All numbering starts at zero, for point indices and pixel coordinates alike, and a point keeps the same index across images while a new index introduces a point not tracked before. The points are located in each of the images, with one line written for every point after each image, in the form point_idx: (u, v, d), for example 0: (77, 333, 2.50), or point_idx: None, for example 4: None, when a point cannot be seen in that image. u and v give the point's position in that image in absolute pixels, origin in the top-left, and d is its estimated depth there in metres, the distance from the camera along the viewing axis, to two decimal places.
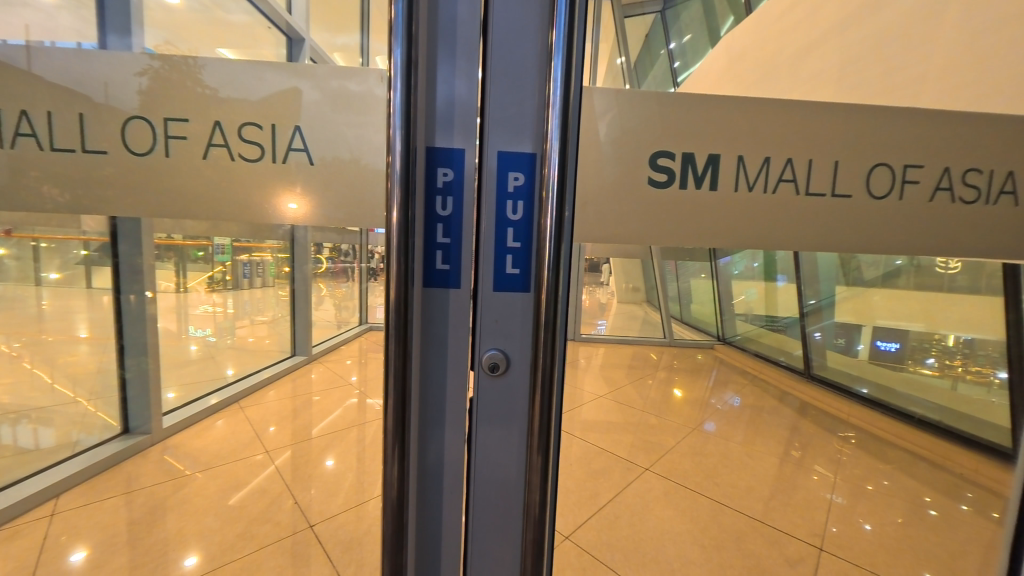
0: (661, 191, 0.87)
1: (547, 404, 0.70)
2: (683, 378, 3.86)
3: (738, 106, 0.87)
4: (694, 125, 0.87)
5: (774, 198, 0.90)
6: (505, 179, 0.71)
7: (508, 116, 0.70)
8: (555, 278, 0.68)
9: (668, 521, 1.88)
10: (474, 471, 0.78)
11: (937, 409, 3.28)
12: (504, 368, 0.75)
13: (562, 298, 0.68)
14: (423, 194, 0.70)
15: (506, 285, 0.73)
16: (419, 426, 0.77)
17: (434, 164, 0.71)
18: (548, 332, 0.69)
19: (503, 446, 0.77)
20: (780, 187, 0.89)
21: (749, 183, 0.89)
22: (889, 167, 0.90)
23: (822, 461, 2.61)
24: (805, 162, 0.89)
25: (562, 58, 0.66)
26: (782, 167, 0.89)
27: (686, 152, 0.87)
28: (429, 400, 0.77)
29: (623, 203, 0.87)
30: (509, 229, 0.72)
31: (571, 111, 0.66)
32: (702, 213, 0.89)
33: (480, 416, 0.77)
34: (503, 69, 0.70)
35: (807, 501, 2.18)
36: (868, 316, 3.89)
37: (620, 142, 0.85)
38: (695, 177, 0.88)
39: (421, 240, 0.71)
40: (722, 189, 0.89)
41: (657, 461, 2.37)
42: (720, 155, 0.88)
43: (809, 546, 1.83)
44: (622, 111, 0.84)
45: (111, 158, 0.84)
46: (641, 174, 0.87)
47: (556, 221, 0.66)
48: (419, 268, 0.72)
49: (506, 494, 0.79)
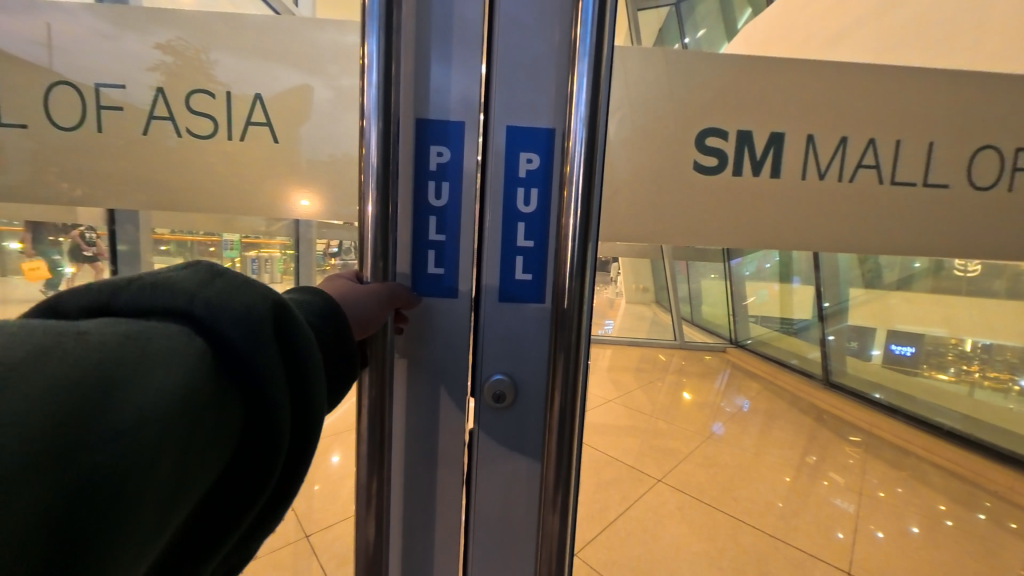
0: (712, 177, 0.81)
1: (566, 435, 0.63)
2: (692, 380, 3.79)
3: (791, 94, 0.80)
4: (749, 110, 0.80)
5: (853, 185, 0.83)
6: (517, 162, 0.65)
7: (519, 108, 0.64)
8: (578, 287, 0.61)
9: (681, 538, 1.82)
10: (478, 495, 0.72)
11: (955, 418, 3.15)
12: (511, 385, 0.68)
13: (586, 311, 0.62)
14: (413, 179, 0.65)
15: (517, 292, 0.67)
16: (409, 458, 0.71)
17: (428, 145, 0.65)
18: (567, 353, 0.62)
19: (511, 474, 0.71)
20: (859, 174, 0.83)
21: (821, 169, 0.82)
22: (998, 150, 0.84)
23: (837, 468, 2.53)
24: (893, 143, 0.82)
25: (590, 49, 0.58)
26: (864, 150, 0.82)
27: (742, 130, 0.80)
28: (420, 429, 0.71)
29: (649, 198, 0.81)
30: (520, 224, 0.66)
31: (601, 109, 0.59)
32: (763, 204, 0.83)
33: (482, 442, 0.70)
34: (510, 62, 0.64)
35: (824, 513, 2.10)
36: (885, 319, 3.76)
37: (641, 135, 0.79)
38: (753, 161, 0.81)
39: (411, 235, 0.66)
40: (784, 176, 0.82)
41: (669, 471, 2.30)
42: (785, 134, 0.81)
43: (831, 567, 1.74)
44: (644, 99, 0.78)
45: (29, 132, 0.77)
46: (688, 157, 0.81)
47: (581, 221, 0.59)
48: (408, 269, 0.66)
49: (513, 521, 0.73)
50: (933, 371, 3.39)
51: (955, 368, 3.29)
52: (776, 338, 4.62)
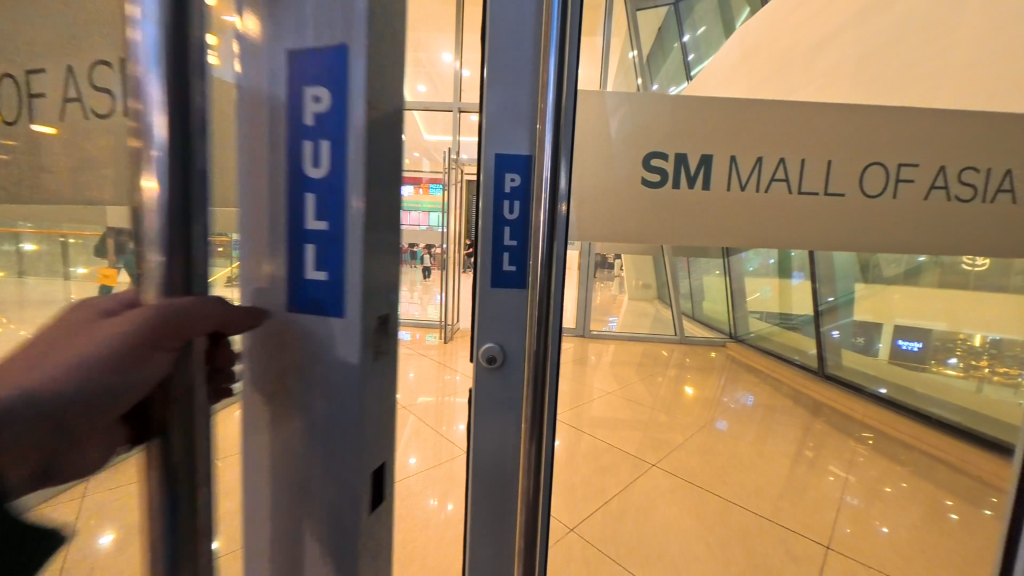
0: (653, 192, 0.88)
1: (539, 403, 0.69)
2: (693, 375, 3.84)
3: (720, 122, 0.87)
4: (724, 122, 0.87)
5: (766, 198, 0.89)
6: (503, 179, 0.73)
7: (506, 117, 0.72)
8: (546, 276, 0.69)
9: (673, 518, 1.88)
10: (471, 456, 0.81)
11: (956, 412, 3.14)
12: (499, 356, 0.76)
13: (556, 298, 0.69)
14: (286, 142, 0.49)
15: (504, 281, 0.75)
16: (290, 509, 0.54)
17: (298, 95, 0.49)
18: (540, 330, 0.70)
19: (500, 437, 0.79)
20: (772, 187, 0.89)
21: (741, 183, 0.89)
22: (882, 168, 0.89)
23: (836, 462, 2.57)
24: (797, 163, 0.89)
25: (556, 58, 0.64)
26: (775, 167, 0.89)
27: (679, 154, 0.87)
28: (302, 471, 0.53)
29: (627, 200, 0.88)
30: (507, 227, 0.74)
31: (565, 115, 0.66)
32: (712, 216, 0.90)
33: (476, 407, 0.79)
34: (499, 75, 0.72)
35: (819, 501, 2.15)
36: (887, 315, 3.83)
37: (631, 138, 0.86)
38: (688, 177, 0.87)
39: (287, 216, 0.50)
40: (714, 190, 0.88)
41: (665, 458, 2.38)
42: (712, 157, 0.88)
43: (817, 544, 1.82)
44: (640, 105, 0.85)
45: None
46: (635, 175, 0.87)
47: (550, 217, 0.67)
48: (285, 262, 0.51)
49: (502, 480, 0.81)
50: (939, 366, 3.42)
51: (962, 363, 3.30)
52: (775, 333, 4.71)
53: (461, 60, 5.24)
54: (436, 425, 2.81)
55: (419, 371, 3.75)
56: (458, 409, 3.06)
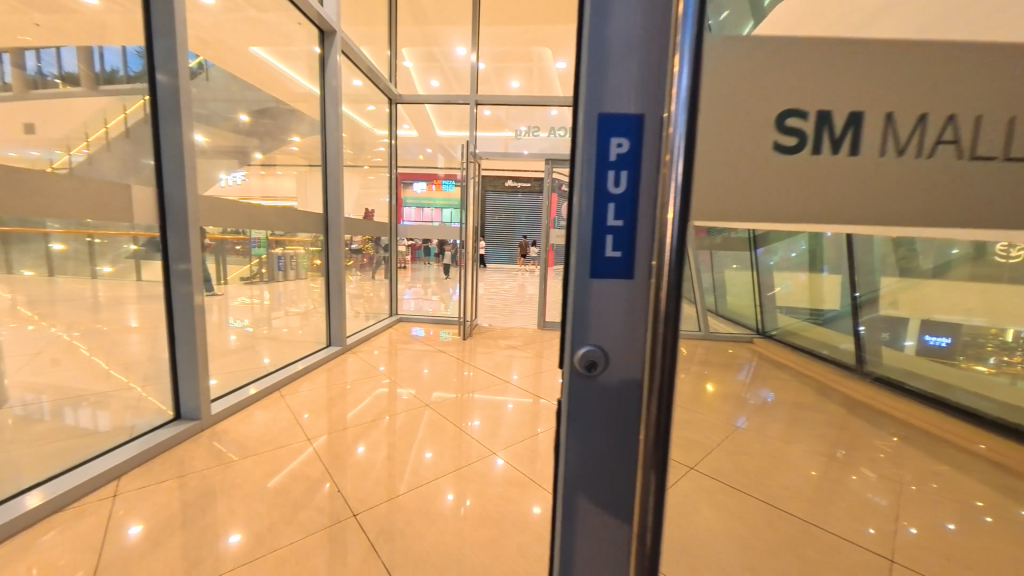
0: (785, 161, 0.69)
1: (664, 390, 0.68)
2: (717, 373, 3.74)
3: (844, 75, 0.66)
4: (843, 76, 0.66)
5: (930, 166, 0.66)
6: (608, 151, 0.67)
7: (610, 95, 0.67)
8: (677, 258, 0.65)
9: (704, 521, 1.81)
10: (565, 465, 0.75)
11: (990, 403, 2.99)
12: (601, 360, 0.71)
13: (681, 285, 0.66)
14: None
15: (606, 270, 0.70)
16: None
17: None
18: (666, 321, 0.67)
19: (600, 440, 0.74)
20: (939, 151, 0.66)
21: (900, 147, 0.66)
22: None
23: (873, 462, 2.44)
24: (970, 119, 0.65)
25: (686, 38, 0.62)
26: (942, 125, 0.66)
27: (822, 110, 0.66)
28: None
29: (726, 174, 0.69)
30: (610, 206, 0.68)
31: (691, 92, 0.63)
32: (851, 191, 0.68)
33: (573, 413, 0.74)
34: (600, 53, 0.67)
35: (860, 504, 2.03)
36: (920, 309, 3.85)
37: (716, 97, 0.67)
38: (832, 141, 0.67)
39: None
40: (866, 157, 0.67)
41: (702, 461, 2.27)
42: (864, 113, 0.66)
43: (877, 556, 1.70)
44: (726, 65, 0.67)
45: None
46: (762, 143, 0.68)
47: (678, 199, 0.64)
48: None
49: (601, 489, 0.75)
50: (970, 362, 3.38)
51: (996, 360, 3.29)
52: (806, 328, 4.52)
53: (476, 51, 5.10)
54: (456, 421, 2.78)
55: (440, 368, 3.71)
56: (480, 407, 3.02)
